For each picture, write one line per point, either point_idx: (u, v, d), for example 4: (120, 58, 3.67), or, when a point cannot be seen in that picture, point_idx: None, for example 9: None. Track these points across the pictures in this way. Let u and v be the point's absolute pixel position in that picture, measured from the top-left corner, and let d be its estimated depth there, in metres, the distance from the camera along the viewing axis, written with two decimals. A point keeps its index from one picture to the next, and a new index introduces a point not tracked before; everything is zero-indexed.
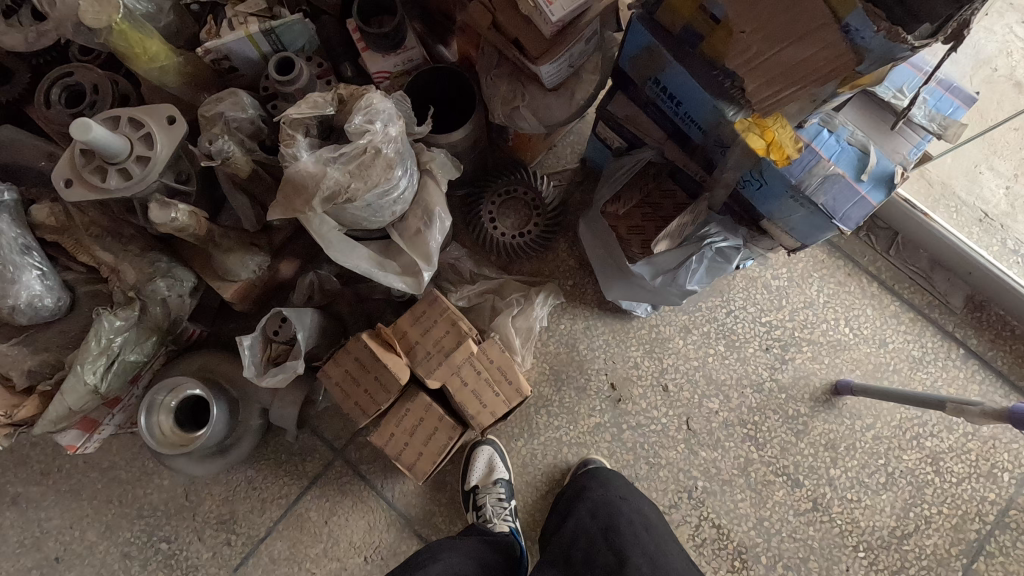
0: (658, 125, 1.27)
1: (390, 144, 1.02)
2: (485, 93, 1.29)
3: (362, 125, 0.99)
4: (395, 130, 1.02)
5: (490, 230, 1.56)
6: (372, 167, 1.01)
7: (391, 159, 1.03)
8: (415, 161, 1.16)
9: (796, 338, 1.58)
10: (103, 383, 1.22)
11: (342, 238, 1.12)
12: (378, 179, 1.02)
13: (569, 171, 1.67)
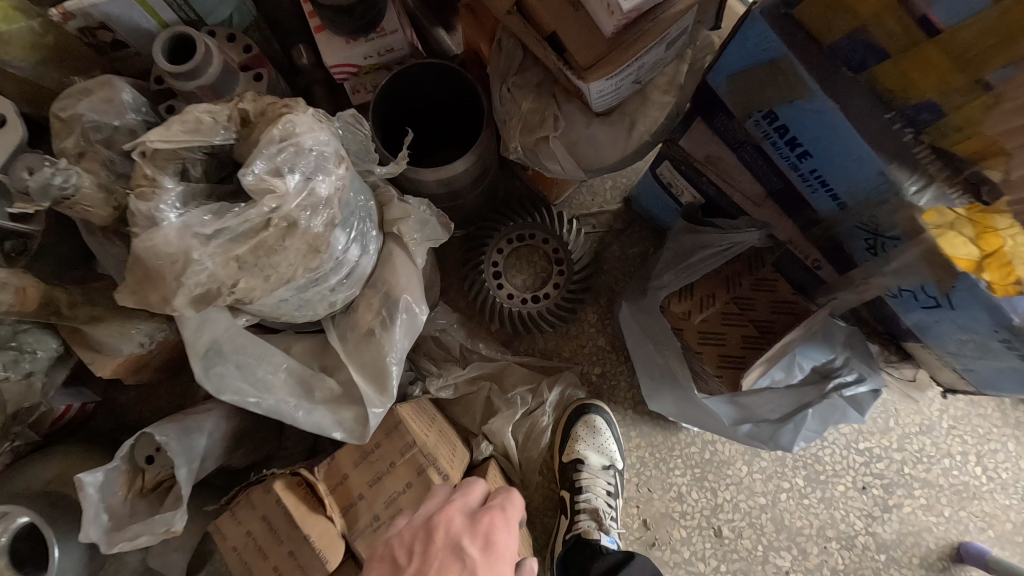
0: (758, 180, 0.82)
1: (314, 212, 0.59)
2: (497, 111, 0.84)
3: (263, 180, 0.55)
4: (327, 189, 0.59)
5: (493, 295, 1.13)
6: (280, 252, 0.58)
7: (317, 237, 0.60)
8: (377, 217, 0.73)
9: (905, 477, 1.13)
10: None
11: (244, 342, 0.69)
12: (290, 271, 0.60)
13: (608, 214, 1.20)
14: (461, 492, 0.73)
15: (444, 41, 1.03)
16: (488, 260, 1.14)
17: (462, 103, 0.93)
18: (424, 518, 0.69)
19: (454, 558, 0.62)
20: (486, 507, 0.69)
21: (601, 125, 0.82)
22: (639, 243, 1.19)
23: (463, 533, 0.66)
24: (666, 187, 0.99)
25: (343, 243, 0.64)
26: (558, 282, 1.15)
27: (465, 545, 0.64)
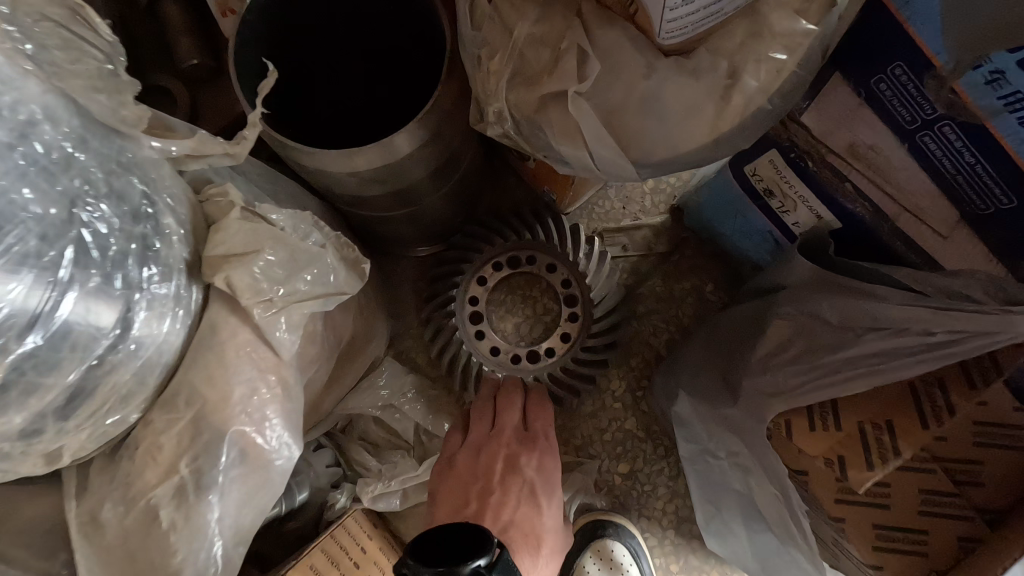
0: (971, 182, 0.42)
1: None
2: (470, 44, 0.42)
3: None
4: None
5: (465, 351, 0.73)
6: None
7: None
8: (148, 241, 0.30)
9: None
10: None
11: None
12: None
13: (646, 229, 0.80)
14: (499, 416, 0.64)
15: None
16: (461, 297, 0.73)
17: (403, 65, 0.54)
18: (477, 449, 0.62)
19: (517, 476, 0.60)
20: (534, 434, 0.63)
21: (674, 76, 0.40)
22: (692, 275, 0.78)
23: (529, 473, 0.61)
24: (765, 194, 0.57)
25: (46, 308, 0.26)
26: (568, 335, 0.74)
27: (523, 463, 0.61)
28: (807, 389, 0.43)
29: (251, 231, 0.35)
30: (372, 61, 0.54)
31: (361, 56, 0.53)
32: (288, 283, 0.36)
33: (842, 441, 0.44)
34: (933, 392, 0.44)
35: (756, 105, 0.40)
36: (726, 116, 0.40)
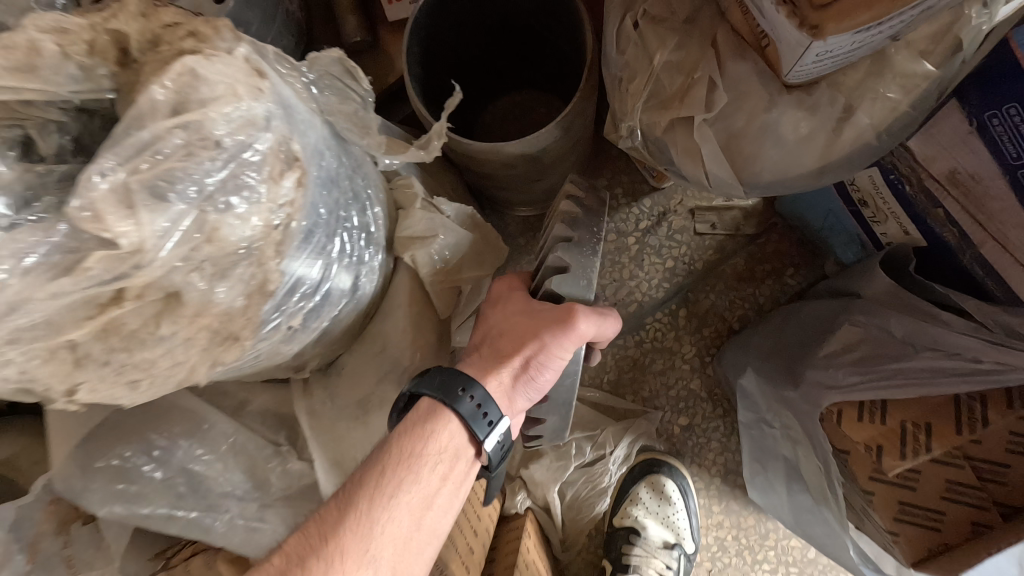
0: None
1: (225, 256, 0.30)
2: (616, 65, 0.49)
3: (91, 200, 0.25)
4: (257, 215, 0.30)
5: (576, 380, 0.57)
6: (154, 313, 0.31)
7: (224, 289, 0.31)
8: (373, 224, 0.42)
9: None
10: None
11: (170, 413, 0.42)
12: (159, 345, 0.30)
13: (738, 211, 0.85)
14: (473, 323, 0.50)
15: None
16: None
17: (532, 79, 0.72)
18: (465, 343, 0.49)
19: (506, 311, 0.47)
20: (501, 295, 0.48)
21: (793, 112, 0.45)
22: (774, 260, 0.84)
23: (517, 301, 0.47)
24: (859, 203, 0.61)
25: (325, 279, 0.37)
26: (569, 267, 0.45)
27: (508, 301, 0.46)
28: (857, 387, 0.50)
29: (430, 219, 0.46)
30: (505, 72, 0.71)
31: (505, 68, 0.71)
32: (453, 261, 0.47)
33: (889, 434, 0.49)
34: (975, 405, 0.47)
35: (861, 139, 0.46)
36: (834, 147, 0.46)
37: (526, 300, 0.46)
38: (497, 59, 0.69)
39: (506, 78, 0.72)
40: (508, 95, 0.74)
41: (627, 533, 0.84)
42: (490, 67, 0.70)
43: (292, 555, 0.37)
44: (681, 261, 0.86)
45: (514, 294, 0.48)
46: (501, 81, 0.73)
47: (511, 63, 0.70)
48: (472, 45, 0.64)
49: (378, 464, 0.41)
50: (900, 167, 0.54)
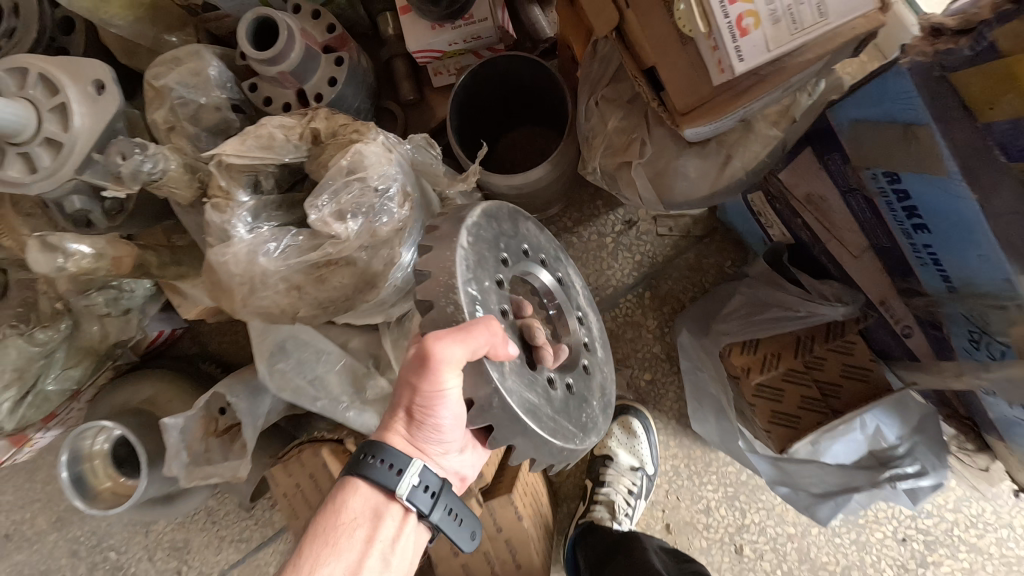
0: (863, 232, 0.74)
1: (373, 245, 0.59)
2: (585, 127, 0.77)
3: (325, 220, 0.57)
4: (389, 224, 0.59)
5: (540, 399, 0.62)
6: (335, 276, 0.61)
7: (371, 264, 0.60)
8: None
9: (953, 539, 1.09)
10: (11, 419, 0.96)
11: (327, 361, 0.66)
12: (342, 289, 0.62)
13: (689, 218, 1.13)
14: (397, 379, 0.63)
15: (538, 19, 0.89)
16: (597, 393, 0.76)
17: (535, 121, 0.98)
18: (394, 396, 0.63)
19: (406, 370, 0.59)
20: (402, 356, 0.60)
21: (692, 160, 0.73)
22: (716, 254, 1.12)
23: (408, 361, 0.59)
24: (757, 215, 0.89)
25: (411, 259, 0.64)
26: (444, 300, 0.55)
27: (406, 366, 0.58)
28: None
29: None
30: (517, 115, 0.97)
31: (517, 112, 0.96)
32: None
33: None
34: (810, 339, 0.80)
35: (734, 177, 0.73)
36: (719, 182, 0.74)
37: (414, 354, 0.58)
38: (512, 105, 0.94)
39: (518, 120, 0.98)
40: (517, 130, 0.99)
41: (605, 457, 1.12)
42: (506, 110, 0.95)
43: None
44: (646, 255, 1.14)
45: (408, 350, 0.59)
46: (514, 120, 0.98)
47: (521, 109, 0.96)
48: (494, 95, 0.91)
49: (325, 522, 0.59)
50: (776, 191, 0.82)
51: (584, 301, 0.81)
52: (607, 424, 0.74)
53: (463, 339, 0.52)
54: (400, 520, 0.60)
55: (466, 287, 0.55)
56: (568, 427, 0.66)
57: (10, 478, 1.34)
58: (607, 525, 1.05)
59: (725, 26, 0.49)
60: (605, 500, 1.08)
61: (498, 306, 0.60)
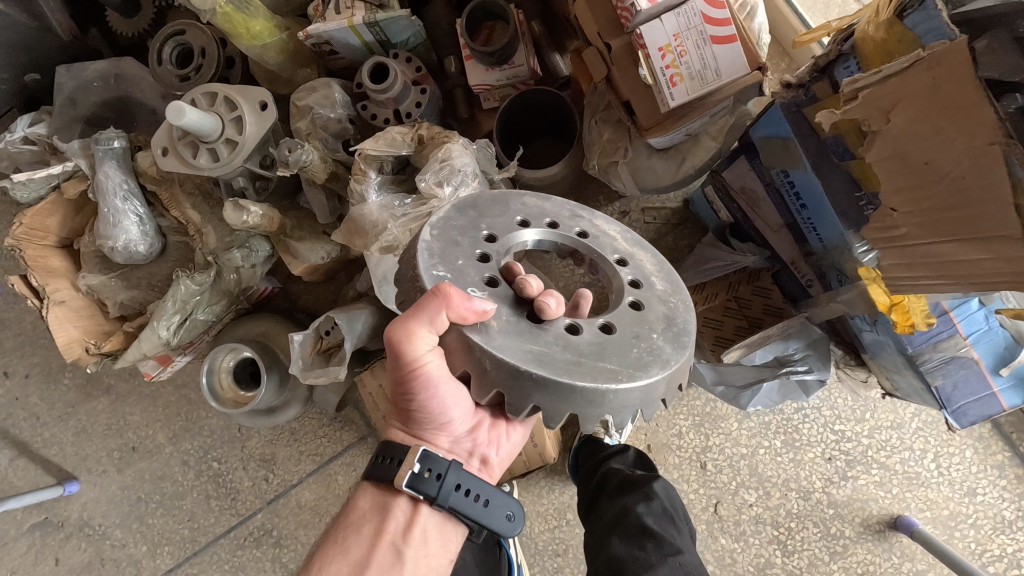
0: (775, 212, 1.08)
1: None
2: (586, 138, 1.14)
3: (430, 187, 0.94)
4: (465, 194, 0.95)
5: (543, 348, 0.77)
6: None
7: None
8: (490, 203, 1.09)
9: (866, 458, 1.43)
10: (175, 338, 1.34)
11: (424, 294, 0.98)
12: None
13: (668, 211, 1.50)
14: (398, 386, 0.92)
15: (558, 64, 1.28)
16: (658, 325, 0.83)
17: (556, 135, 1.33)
18: (400, 397, 0.94)
19: (400, 376, 0.89)
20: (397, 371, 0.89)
21: (657, 162, 1.10)
22: (689, 238, 1.49)
23: (400, 372, 0.88)
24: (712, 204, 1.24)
25: None
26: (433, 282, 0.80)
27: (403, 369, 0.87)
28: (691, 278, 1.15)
29: None
30: (542, 131, 1.33)
31: (542, 130, 1.32)
32: None
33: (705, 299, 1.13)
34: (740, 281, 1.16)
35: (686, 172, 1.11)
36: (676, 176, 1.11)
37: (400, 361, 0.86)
38: (539, 123, 1.31)
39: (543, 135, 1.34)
40: (543, 140, 1.33)
41: None
42: (534, 127, 1.32)
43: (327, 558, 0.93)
44: (636, 238, 1.50)
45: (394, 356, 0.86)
46: (540, 135, 1.34)
47: (544, 127, 1.32)
48: (525, 116, 1.27)
49: (347, 520, 0.95)
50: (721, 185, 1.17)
51: (623, 246, 0.92)
52: (672, 351, 0.81)
53: (401, 332, 0.81)
54: (398, 505, 0.93)
55: (432, 270, 0.80)
56: (605, 364, 0.76)
57: (138, 403, 1.73)
58: (601, 437, 1.40)
59: (664, 79, 0.86)
60: None
61: (477, 276, 0.82)
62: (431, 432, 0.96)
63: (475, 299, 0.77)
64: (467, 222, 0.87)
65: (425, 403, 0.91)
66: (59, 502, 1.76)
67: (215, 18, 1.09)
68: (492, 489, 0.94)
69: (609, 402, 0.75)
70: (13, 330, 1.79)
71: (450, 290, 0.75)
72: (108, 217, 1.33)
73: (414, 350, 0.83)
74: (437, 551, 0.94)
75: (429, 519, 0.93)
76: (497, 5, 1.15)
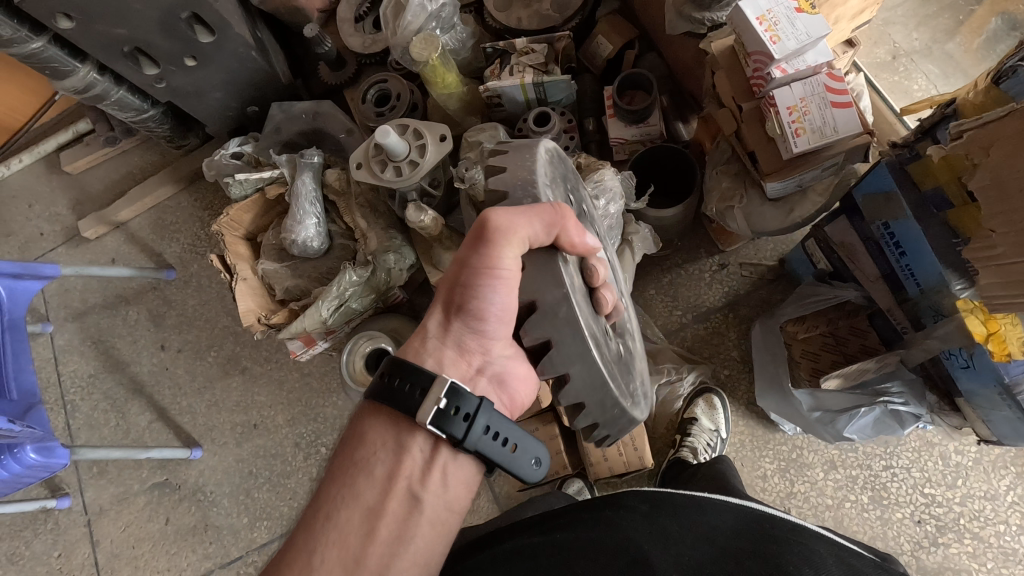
0: (873, 264, 1.22)
1: (606, 218, 1.18)
2: (705, 185, 1.35)
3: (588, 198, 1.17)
4: (614, 208, 1.18)
5: (594, 329, 0.98)
6: None
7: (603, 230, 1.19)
8: (621, 230, 1.30)
9: (958, 526, 1.43)
10: (331, 318, 1.58)
11: None
12: None
13: (764, 267, 1.66)
14: (451, 287, 0.94)
15: (680, 130, 1.53)
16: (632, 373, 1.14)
17: (674, 192, 1.52)
18: (448, 299, 0.95)
19: (464, 270, 0.92)
20: (463, 264, 0.92)
21: (767, 210, 1.30)
22: (782, 293, 1.64)
23: (466, 267, 0.91)
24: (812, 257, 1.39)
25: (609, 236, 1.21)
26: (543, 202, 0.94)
27: (473, 266, 0.90)
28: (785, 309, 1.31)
29: (645, 238, 1.32)
30: (663, 187, 1.52)
31: (663, 187, 1.52)
32: (645, 243, 1.33)
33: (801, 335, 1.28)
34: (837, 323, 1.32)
35: (794, 220, 1.29)
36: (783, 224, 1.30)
37: (474, 255, 0.90)
38: (662, 181, 1.51)
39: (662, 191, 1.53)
40: (661, 195, 1.52)
41: (691, 417, 1.54)
42: (658, 184, 1.52)
43: (338, 477, 0.89)
44: (733, 288, 1.66)
45: (472, 248, 0.90)
46: (661, 191, 1.53)
47: (666, 184, 1.52)
48: (654, 170, 1.48)
49: (361, 438, 0.90)
50: (820, 238, 1.34)
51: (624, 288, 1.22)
52: (641, 402, 1.10)
53: (500, 226, 0.87)
54: (417, 439, 0.89)
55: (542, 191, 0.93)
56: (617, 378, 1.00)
57: (267, 385, 1.97)
58: (688, 460, 1.47)
59: (790, 130, 1.07)
60: (689, 445, 1.50)
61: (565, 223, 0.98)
62: (466, 349, 0.95)
63: (575, 236, 0.94)
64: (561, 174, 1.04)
65: (473, 308, 0.92)
66: (180, 467, 1.96)
67: (424, 67, 1.42)
68: (522, 435, 0.91)
69: (609, 408, 0.97)
70: (177, 310, 2.11)
71: (568, 215, 0.92)
72: (296, 217, 1.63)
73: (499, 248, 0.88)
74: (456, 493, 0.91)
75: (449, 458, 0.90)
76: (643, 76, 1.43)
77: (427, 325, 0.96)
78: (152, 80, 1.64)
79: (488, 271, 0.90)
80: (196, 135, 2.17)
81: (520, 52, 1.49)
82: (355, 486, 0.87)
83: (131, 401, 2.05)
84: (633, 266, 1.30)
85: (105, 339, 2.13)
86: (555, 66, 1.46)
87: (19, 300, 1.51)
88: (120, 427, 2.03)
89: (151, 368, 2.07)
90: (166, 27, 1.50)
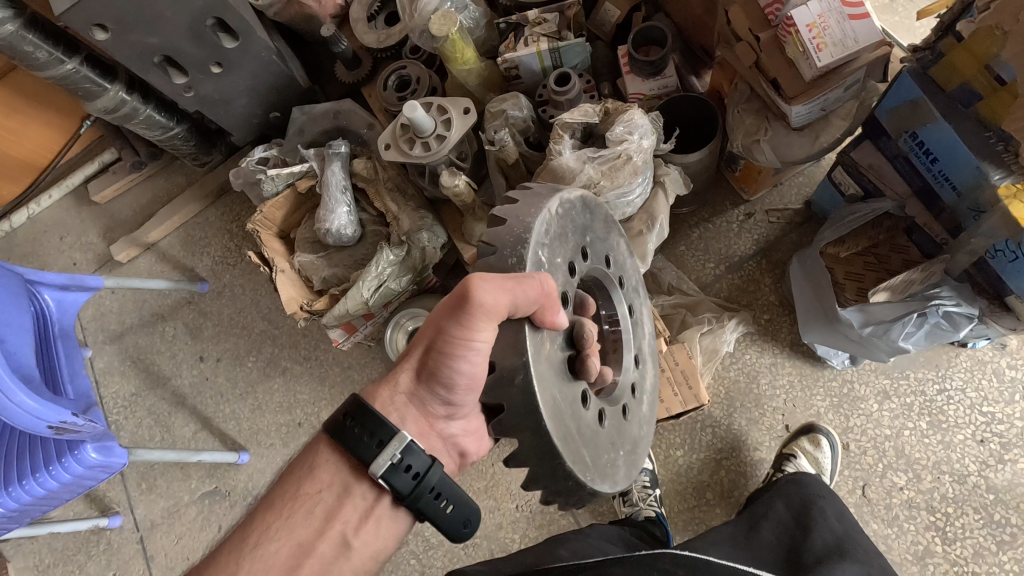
0: (904, 180, 1.25)
1: (640, 154, 1.22)
2: (728, 125, 1.39)
3: (621, 134, 1.21)
4: (647, 143, 1.22)
5: (576, 403, 0.94)
6: (621, 171, 1.22)
7: (637, 166, 1.22)
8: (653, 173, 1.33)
9: (1022, 440, 1.42)
10: (372, 299, 1.60)
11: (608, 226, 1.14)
12: (622, 181, 1.22)
13: (790, 212, 1.68)
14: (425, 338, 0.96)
15: (694, 83, 1.58)
16: (623, 445, 1.08)
17: (700, 140, 1.54)
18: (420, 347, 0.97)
19: (439, 328, 0.93)
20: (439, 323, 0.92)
21: (793, 138, 1.32)
22: (812, 234, 1.66)
23: (441, 326, 0.92)
24: (838, 186, 1.42)
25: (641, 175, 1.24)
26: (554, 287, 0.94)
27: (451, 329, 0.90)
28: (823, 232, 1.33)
29: (677, 178, 1.36)
30: (688, 137, 1.55)
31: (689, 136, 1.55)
32: (677, 182, 1.36)
33: None
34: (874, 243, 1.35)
35: (821, 145, 1.32)
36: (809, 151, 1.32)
37: (451, 317, 0.90)
38: (688, 130, 1.54)
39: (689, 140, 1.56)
40: (689, 144, 1.55)
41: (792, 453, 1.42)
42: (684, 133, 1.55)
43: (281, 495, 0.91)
44: (763, 236, 1.68)
45: (452, 309, 0.89)
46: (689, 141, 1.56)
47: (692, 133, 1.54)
48: (678, 119, 1.51)
49: (310, 464, 0.93)
50: (845, 162, 1.36)
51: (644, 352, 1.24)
52: (623, 477, 1.04)
53: (484, 299, 0.84)
54: (361, 484, 0.92)
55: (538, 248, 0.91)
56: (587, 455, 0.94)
57: (309, 382, 1.98)
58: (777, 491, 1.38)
59: (812, 46, 1.10)
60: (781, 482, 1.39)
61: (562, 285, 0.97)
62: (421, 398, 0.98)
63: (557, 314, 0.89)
64: (580, 226, 1.03)
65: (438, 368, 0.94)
66: (229, 472, 1.96)
67: (445, 43, 1.47)
68: (463, 497, 0.92)
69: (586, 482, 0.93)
70: (213, 320, 2.14)
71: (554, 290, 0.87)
72: (328, 206, 1.67)
73: (477, 323, 0.87)
74: (386, 544, 0.93)
75: (388, 509, 0.93)
76: (655, 30, 1.48)
77: (396, 381, 0.99)
78: (181, 89, 1.71)
79: (462, 339, 0.90)
80: (218, 151, 2.23)
81: (533, 23, 1.54)
82: (295, 509, 0.90)
83: (175, 414, 2.07)
84: (668, 206, 1.34)
85: (143, 357, 2.16)
86: (568, 32, 1.52)
87: (68, 312, 1.55)
88: (166, 441, 2.04)
89: (192, 380, 2.09)
90: (194, 33, 1.57)
